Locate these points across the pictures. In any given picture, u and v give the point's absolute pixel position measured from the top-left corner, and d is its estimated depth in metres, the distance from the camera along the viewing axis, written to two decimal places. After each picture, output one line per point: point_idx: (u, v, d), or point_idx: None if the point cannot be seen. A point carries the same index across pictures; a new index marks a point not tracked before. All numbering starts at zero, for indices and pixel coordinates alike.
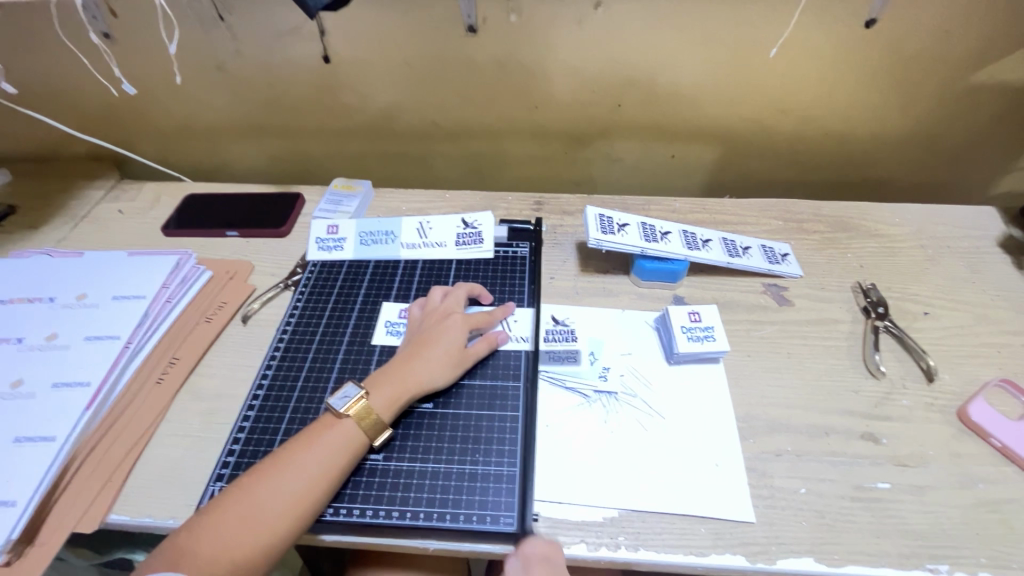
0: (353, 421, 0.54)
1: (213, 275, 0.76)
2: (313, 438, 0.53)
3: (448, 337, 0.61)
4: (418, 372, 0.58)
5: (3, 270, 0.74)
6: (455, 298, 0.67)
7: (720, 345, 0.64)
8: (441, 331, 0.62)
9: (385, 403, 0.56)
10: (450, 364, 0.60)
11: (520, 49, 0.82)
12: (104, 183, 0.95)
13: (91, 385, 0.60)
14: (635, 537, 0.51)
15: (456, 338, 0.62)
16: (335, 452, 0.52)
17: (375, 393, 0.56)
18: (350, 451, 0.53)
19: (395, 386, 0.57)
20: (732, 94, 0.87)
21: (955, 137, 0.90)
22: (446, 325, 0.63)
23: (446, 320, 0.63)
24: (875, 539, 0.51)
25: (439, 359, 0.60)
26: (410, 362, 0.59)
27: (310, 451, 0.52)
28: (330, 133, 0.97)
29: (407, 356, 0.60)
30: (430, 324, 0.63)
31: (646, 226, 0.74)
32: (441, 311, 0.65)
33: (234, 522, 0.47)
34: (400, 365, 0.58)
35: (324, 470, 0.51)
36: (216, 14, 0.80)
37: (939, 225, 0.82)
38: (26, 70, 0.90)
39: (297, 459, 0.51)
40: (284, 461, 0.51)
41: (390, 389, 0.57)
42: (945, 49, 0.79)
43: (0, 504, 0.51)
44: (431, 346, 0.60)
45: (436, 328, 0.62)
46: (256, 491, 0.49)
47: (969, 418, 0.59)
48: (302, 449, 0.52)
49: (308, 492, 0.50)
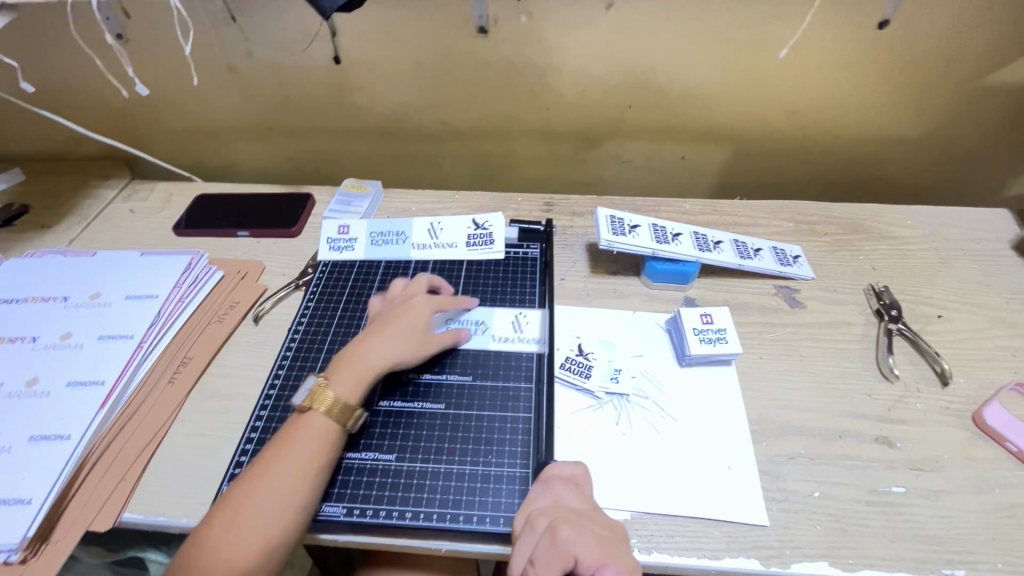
0: (315, 408, 0.54)
1: (224, 275, 0.77)
2: (292, 432, 0.53)
3: (409, 320, 0.61)
4: (373, 353, 0.58)
5: (17, 269, 0.75)
6: (417, 285, 0.67)
7: (733, 348, 0.63)
8: (399, 314, 0.62)
9: (344, 386, 0.55)
10: (411, 346, 0.60)
11: (531, 50, 0.82)
12: (116, 183, 0.95)
13: (105, 384, 0.61)
14: (648, 540, 0.51)
15: (416, 321, 0.61)
16: (318, 445, 0.52)
17: (334, 377, 0.56)
18: (325, 441, 0.53)
19: (350, 368, 0.57)
20: (743, 94, 0.86)
21: (967, 139, 0.90)
22: (405, 308, 0.63)
23: (406, 304, 0.63)
24: (890, 543, 0.51)
25: (396, 339, 0.59)
26: (368, 346, 0.59)
27: (292, 446, 0.51)
28: (340, 134, 0.97)
29: (363, 341, 0.60)
30: (390, 309, 0.64)
31: (656, 227, 0.74)
32: (401, 298, 0.65)
33: (247, 522, 0.47)
34: (354, 351, 0.58)
35: None
36: (228, 15, 0.81)
37: (952, 228, 0.82)
38: (39, 70, 0.90)
39: (305, 457, 0.51)
40: (291, 459, 0.51)
41: (347, 372, 0.56)
42: (959, 50, 0.79)
43: (16, 502, 0.51)
44: (389, 329, 0.60)
45: (394, 312, 0.63)
46: (267, 491, 0.49)
47: (984, 423, 0.59)
48: (286, 445, 0.52)
49: (300, 485, 0.50)
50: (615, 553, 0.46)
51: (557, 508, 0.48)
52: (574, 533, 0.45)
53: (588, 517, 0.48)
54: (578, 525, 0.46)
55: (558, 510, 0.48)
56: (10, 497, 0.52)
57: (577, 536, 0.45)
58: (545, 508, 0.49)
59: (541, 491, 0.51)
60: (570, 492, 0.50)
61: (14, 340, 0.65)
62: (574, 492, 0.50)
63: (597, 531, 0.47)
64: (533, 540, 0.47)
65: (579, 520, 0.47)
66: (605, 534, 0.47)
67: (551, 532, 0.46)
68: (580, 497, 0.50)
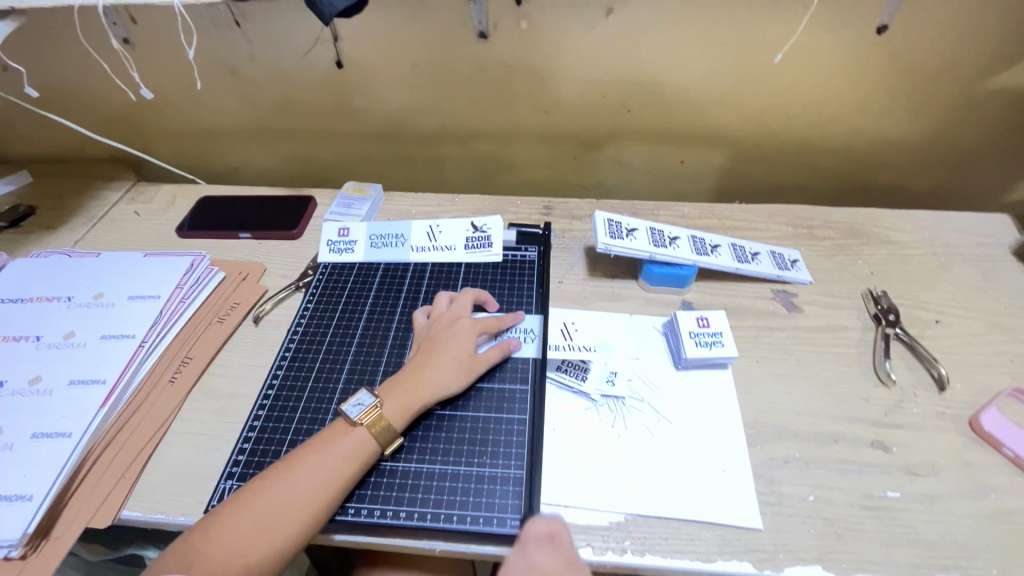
0: (366, 429, 0.54)
1: (226, 276, 0.77)
2: (327, 443, 0.53)
3: (459, 342, 0.62)
4: (430, 380, 0.58)
5: (23, 269, 0.76)
6: (463, 303, 0.67)
7: (729, 351, 0.64)
8: (451, 338, 0.62)
9: (399, 411, 0.56)
10: (462, 368, 0.60)
11: (530, 54, 0.83)
12: (121, 184, 0.97)
13: (106, 383, 0.61)
14: (641, 542, 0.51)
15: (464, 342, 0.62)
16: (347, 457, 0.53)
17: (388, 401, 0.57)
18: (364, 457, 0.54)
19: (406, 394, 0.57)
20: (742, 99, 0.87)
21: (968, 144, 0.90)
22: (455, 331, 0.63)
23: (454, 326, 0.63)
24: (885, 548, 0.51)
25: (449, 364, 0.60)
26: (423, 369, 0.59)
27: (322, 456, 0.52)
28: (342, 137, 0.98)
29: (419, 363, 0.60)
30: (439, 330, 0.64)
31: (654, 230, 0.74)
32: (449, 317, 0.65)
33: (248, 525, 0.48)
34: (410, 374, 0.59)
35: (336, 477, 0.51)
36: (232, 20, 0.82)
37: (951, 233, 0.82)
38: (46, 74, 0.92)
39: (311, 465, 0.51)
40: (299, 466, 0.51)
41: (402, 398, 0.57)
42: (958, 55, 0.79)
43: (17, 498, 0.52)
44: (441, 353, 0.60)
45: (445, 334, 0.63)
46: (271, 497, 0.49)
47: (981, 428, 0.59)
48: (314, 454, 0.52)
49: (319, 492, 0.50)
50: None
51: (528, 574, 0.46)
52: None
53: None
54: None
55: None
56: (11, 493, 0.53)
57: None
58: None
59: (516, 558, 0.48)
60: (543, 553, 0.47)
61: (18, 339, 0.66)
62: (548, 553, 0.47)
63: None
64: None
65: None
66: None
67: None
68: (555, 558, 0.47)
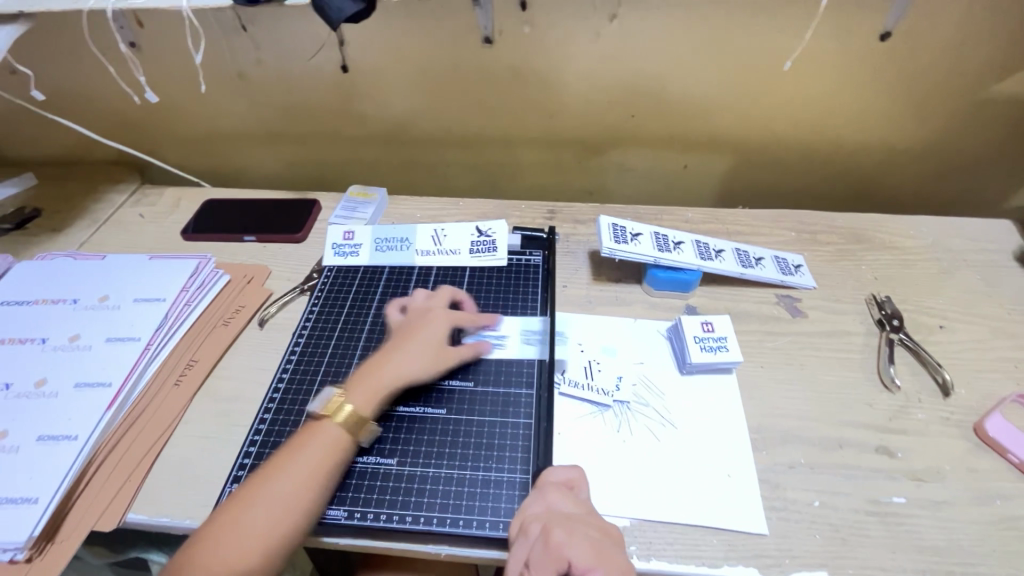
0: (332, 419, 0.54)
1: (231, 279, 0.78)
2: (304, 442, 0.53)
3: (429, 333, 0.62)
4: (395, 368, 0.58)
5: (28, 272, 0.76)
6: (438, 299, 0.68)
7: (733, 356, 0.64)
8: (422, 329, 0.62)
9: (364, 399, 0.56)
10: (432, 362, 0.60)
11: (535, 60, 0.83)
12: (126, 187, 0.97)
13: (112, 386, 0.61)
14: (647, 547, 0.51)
15: (433, 334, 0.62)
16: (322, 452, 0.53)
17: (353, 389, 0.57)
18: (339, 450, 0.54)
19: (371, 381, 0.57)
20: (745, 105, 0.87)
21: (971, 149, 0.90)
22: (424, 322, 0.63)
23: (424, 318, 0.64)
24: (891, 554, 0.51)
25: (417, 355, 0.60)
26: (391, 359, 0.59)
27: (299, 453, 0.52)
28: (346, 140, 0.98)
29: (385, 352, 0.60)
30: (411, 322, 0.64)
31: (658, 235, 0.75)
32: (420, 310, 0.66)
33: (236, 530, 0.48)
34: (377, 362, 0.59)
35: (317, 475, 0.51)
36: (239, 24, 0.82)
37: (954, 238, 0.82)
38: (53, 77, 0.92)
39: (291, 465, 0.51)
40: (279, 467, 0.51)
41: (367, 385, 0.57)
42: (961, 62, 0.79)
43: (23, 501, 0.52)
44: (407, 343, 0.61)
45: (416, 325, 0.63)
46: (254, 500, 0.49)
47: (986, 434, 0.59)
48: (291, 452, 0.52)
49: (303, 487, 0.51)
50: (610, 558, 0.45)
51: (550, 513, 0.49)
52: (568, 536, 0.46)
53: (582, 521, 0.48)
54: (571, 528, 0.47)
55: (551, 515, 0.49)
56: (17, 496, 0.53)
57: (570, 538, 0.46)
58: (538, 514, 0.49)
59: (535, 497, 0.51)
60: (562, 497, 0.50)
61: (24, 341, 0.66)
62: (566, 497, 0.50)
63: (592, 536, 0.47)
64: (528, 545, 0.47)
65: (572, 524, 0.47)
66: (601, 538, 0.47)
67: (544, 536, 0.46)
68: (574, 502, 0.50)
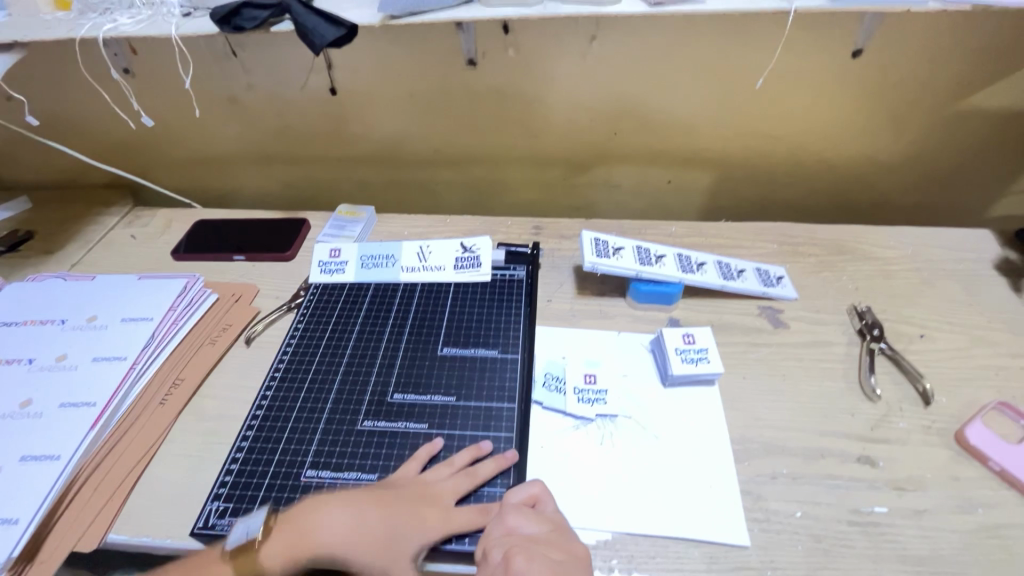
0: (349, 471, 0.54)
1: (218, 298, 0.78)
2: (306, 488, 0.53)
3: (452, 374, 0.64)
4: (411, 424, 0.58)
5: (17, 293, 0.77)
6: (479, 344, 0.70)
7: (714, 367, 0.64)
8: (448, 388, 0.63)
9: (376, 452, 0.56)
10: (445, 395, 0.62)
11: (518, 80, 0.85)
12: (119, 209, 0.99)
13: (97, 405, 0.62)
14: (628, 561, 0.51)
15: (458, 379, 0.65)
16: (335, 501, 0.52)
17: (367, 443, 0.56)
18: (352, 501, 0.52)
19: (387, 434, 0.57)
20: (725, 122, 0.89)
21: (949, 161, 0.92)
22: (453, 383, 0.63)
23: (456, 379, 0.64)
24: (873, 564, 0.50)
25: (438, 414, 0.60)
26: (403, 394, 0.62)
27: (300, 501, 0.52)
28: (336, 161, 1.00)
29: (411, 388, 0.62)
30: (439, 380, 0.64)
31: (640, 249, 0.76)
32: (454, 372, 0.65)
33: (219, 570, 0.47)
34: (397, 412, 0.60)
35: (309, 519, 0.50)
36: (229, 50, 0.85)
37: (934, 248, 0.83)
38: (48, 103, 0.94)
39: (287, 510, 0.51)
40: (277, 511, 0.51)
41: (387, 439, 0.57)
42: (933, 77, 0.81)
43: (3, 522, 0.52)
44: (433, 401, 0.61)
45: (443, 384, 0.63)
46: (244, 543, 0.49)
47: (967, 442, 0.59)
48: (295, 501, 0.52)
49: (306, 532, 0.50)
50: None
51: (511, 536, 0.49)
52: (526, 561, 0.46)
53: (542, 544, 0.48)
54: (531, 553, 0.46)
55: (512, 539, 0.48)
56: None
57: (528, 565, 0.45)
58: (499, 539, 0.49)
59: (496, 522, 0.51)
60: (524, 518, 0.50)
61: (10, 362, 0.67)
62: (529, 518, 0.50)
63: (551, 557, 0.46)
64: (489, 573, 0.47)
65: (532, 547, 0.47)
66: (561, 559, 0.46)
67: (503, 562, 0.46)
68: (535, 521, 0.50)
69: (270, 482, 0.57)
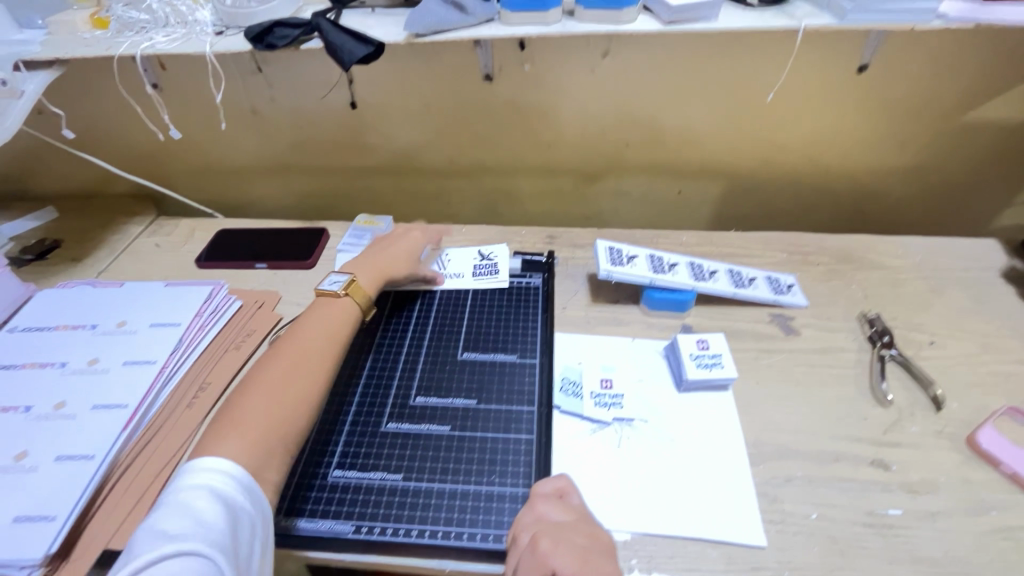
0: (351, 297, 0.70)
1: (242, 305, 0.81)
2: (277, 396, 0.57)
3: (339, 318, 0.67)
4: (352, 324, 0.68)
5: (48, 299, 0.79)
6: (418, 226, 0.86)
7: (728, 372, 0.66)
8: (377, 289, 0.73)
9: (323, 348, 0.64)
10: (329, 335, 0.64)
11: (533, 94, 0.88)
12: (143, 219, 1.01)
13: (128, 407, 0.64)
14: (648, 560, 0.52)
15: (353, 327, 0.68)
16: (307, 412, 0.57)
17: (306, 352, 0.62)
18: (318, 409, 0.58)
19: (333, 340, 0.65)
20: (734, 134, 0.91)
21: (954, 172, 0.94)
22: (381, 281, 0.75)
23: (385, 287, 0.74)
24: (888, 565, 0.51)
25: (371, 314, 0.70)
26: (296, 337, 0.63)
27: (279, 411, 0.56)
28: (354, 172, 1.03)
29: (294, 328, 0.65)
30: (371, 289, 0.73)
31: (653, 258, 0.78)
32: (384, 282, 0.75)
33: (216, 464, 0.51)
34: (380, 257, 0.77)
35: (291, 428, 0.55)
36: (255, 66, 0.88)
37: (941, 257, 0.84)
38: (78, 117, 0.98)
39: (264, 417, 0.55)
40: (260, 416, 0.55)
41: (370, 275, 0.75)
42: (937, 91, 0.84)
43: (40, 518, 0.54)
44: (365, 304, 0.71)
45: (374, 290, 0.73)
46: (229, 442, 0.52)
47: (978, 446, 0.60)
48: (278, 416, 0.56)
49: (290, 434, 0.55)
50: (596, 563, 0.46)
51: (539, 523, 0.50)
52: (553, 545, 0.47)
53: (570, 531, 0.49)
54: (557, 540, 0.47)
55: (541, 525, 0.50)
56: (34, 514, 0.54)
57: (555, 549, 0.47)
58: (529, 524, 0.51)
59: (526, 509, 0.53)
60: (552, 507, 0.52)
61: (44, 365, 0.69)
62: (557, 506, 0.52)
63: (578, 543, 0.48)
64: (518, 555, 0.49)
65: (559, 533, 0.48)
66: (587, 545, 0.48)
67: (531, 547, 0.48)
68: (563, 510, 0.51)
69: (297, 481, 0.58)
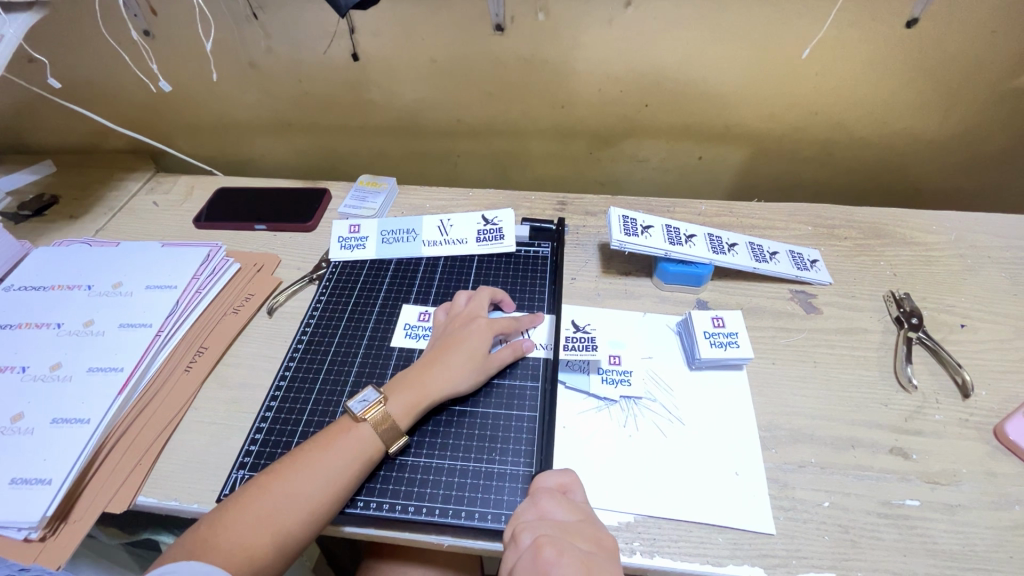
0: (370, 427, 0.54)
1: (240, 268, 0.78)
2: (331, 440, 0.53)
3: (347, 462, 0.52)
4: (436, 381, 0.58)
5: (45, 258, 0.77)
6: (479, 302, 0.66)
7: (744, 352, 0.62)
8: (465, 335, 0.61)
9: (403, 410, 0.56)
10: (330, 488, 0.50)
11: (547, 48, 0.81)
12: (141, 175, 0.98)
13: (124, 370, 0.62)
14: (650, 544, 0.51)
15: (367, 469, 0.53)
16: (360, 455, 0.53)
17: (392, 400, 0.56)
18: (368, 454, 0.53)
19: (411, 393, 0.57)
20: (762, 95, 0.85)
21: (1000, 140, 0.87)
22: (470, 330, 0.62)
23: (470, 325, 0.63)
24: (903, 558, 0.49)
25: (458, 365, 0.59)
26: (285, 489, 0.49)
27: (326, 454, 0.52)
28: (357, 130, 0.98)
29: (293, 461, 0.52)
30: (454, 328, 0.63)
31: (670, 228, 0.73)
32: (465, 316, 0.65)
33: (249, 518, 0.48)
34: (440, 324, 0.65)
35: (334, 478, 0.51)
36: (250, 13, 0.82)
37: (979, 233, 0.79)
38: (69, 66, 0.93)
39: (314, 461, 0.51)
40: (303, 461, 0.51)
41: (407, 396, 0.56)
42: (993, 52, 0.76)
43: (37, 482, 0.53)
44: (455, 350, 0.60)
45: (460, 332, 0.62)
46: (269, 494, 0.49)
47: (1006, 437, 0.56)
48: (321, 452, 0.52)
49: (326, 496, 0.50)
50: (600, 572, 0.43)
51: (543, 523, 0.47)
52: (556, 553, 0.44)
53: (573, 534, 0.46)
54: (562, 545, 0.44)
55: (544, 525, 0.47)
56: (31, 477, 0.54)
57: (559, 558, 0.43)
58: (531, 522, 0.48)
59: (527, 505, 0.50)
60: (557, 505, 0.49)
61: (39, 326, 0.68)
62: (561, 505, 0.49)
63: (581, 549, 0.45)
64: (516, 555, 0.45)
65: (564, 538, 0.45)
66: (591, 551, 0.45)
67: (533, 549, 0.44)
68: (568, 510, 0.49)
69: None
